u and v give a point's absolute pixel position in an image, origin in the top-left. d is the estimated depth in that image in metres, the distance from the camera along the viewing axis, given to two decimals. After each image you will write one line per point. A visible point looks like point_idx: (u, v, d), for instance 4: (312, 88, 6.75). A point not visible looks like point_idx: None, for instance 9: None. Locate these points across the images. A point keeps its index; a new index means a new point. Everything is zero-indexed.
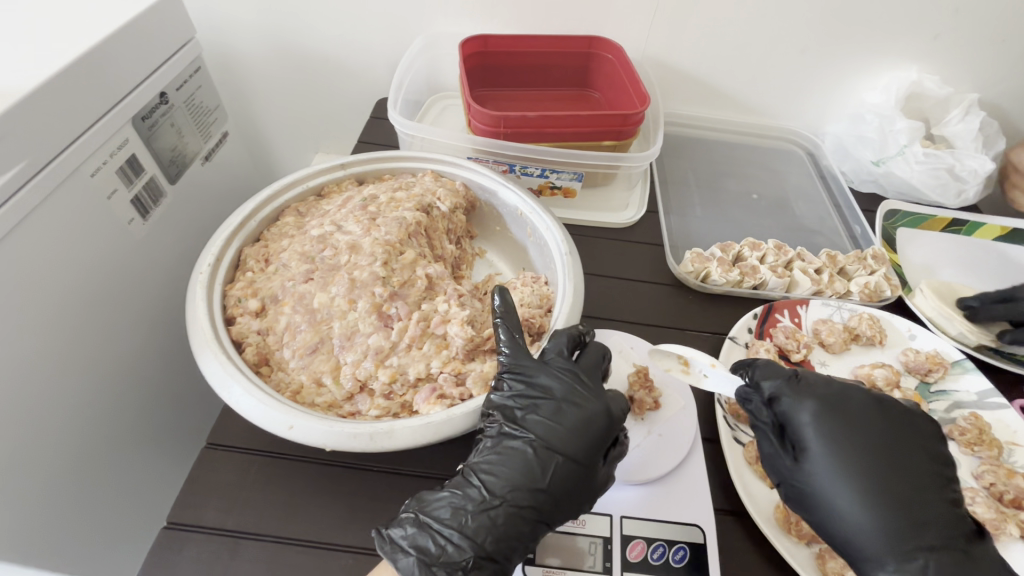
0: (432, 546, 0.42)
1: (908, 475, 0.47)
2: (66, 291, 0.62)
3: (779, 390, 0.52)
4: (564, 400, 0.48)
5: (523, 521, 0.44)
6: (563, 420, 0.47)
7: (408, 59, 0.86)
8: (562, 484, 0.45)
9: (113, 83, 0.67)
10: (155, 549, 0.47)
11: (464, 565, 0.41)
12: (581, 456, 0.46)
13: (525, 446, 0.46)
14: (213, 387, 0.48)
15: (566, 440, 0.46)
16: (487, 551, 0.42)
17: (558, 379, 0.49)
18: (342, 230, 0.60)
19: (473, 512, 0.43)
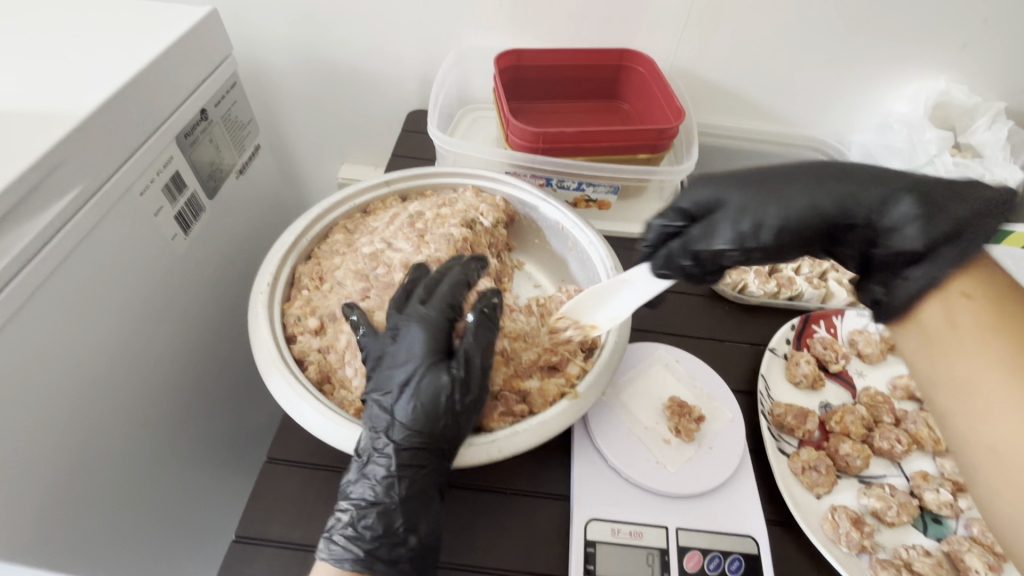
0: (333, 516, 0.46)
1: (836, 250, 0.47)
2: (118, 307, 0.64)
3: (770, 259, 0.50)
4: (404, 337, 0.50)
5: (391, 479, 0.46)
6: (409, 362, 0.49)
7: (442, 73, 0.88)
8: (416, 420, 0.47)
9: (160, 102, 0.68)
10: (227, 562, 0.48)
11: (351, 521, 0.45)
12: (425, 382, 0.47)
13: (377, 403, 0.48)
14: (284, 407, 0.49)
15: (411, 371, 0.48)
16: (381, 498, 0.46)
17: (415, 329, 0.50)
18: (393, 247, 0.62)
19: (355, 474, 0.47)
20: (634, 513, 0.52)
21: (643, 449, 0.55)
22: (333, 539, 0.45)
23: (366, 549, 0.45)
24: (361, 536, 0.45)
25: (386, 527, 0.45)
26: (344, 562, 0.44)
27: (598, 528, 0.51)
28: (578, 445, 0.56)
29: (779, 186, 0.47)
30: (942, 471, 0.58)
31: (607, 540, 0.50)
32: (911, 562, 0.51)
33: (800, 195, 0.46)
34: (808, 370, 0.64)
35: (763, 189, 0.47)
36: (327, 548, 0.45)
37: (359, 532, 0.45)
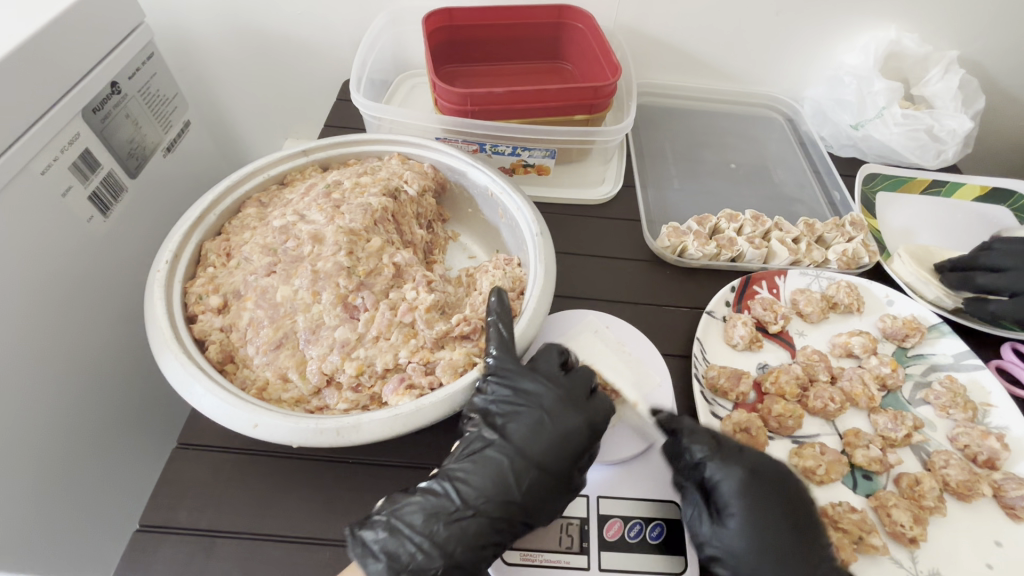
0: (400, 550, 0.43)
1: (768, 514, 0.46)
2: (24, 297, 0.60)
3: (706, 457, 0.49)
4: (555, 417, 0.48)
5: (499, 530, 0.45)
6: (543, 434, 0.48)
7: (371, 36, 0.83)
8: (539, 497, 0.46)
9: (60, 72, 0.63)
10: (128, 551, 0.46)
11: (434, 572, 0.42)
12: (564, 473, 0.47)
13: (501, 456, 0.47)
14: (175, 387, 0.47)
15: (541, 451, 0.47)
16: (466, 562, 0.44)
17: (553, 402, 0.49)
18: (305, 219, 0.58)
19: (445, 520, 0.44)
20: None
21: None
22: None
23: None
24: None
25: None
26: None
27: None
28: None
29: (772, 519, 0.46)
30: (875, 427, 0.58)
31: None
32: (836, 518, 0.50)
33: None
34: (744, 333, 0.62)
35: (768, 515, 0.46)
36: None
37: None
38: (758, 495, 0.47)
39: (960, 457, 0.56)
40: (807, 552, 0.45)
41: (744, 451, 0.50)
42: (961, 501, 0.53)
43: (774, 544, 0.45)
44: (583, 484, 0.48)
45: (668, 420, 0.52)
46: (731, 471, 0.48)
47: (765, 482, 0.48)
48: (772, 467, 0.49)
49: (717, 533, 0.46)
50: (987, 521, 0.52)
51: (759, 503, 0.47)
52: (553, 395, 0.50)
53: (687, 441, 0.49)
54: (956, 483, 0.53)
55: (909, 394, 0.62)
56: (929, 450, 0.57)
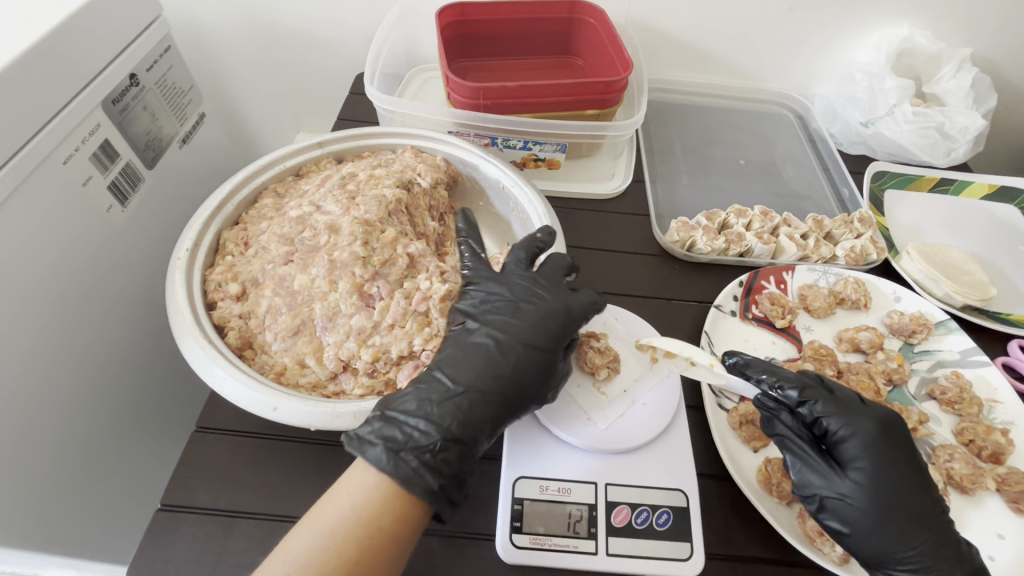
0: (398, 433, 0.44)
1: (897, 471, 0.47)
2: (43, 283, 0.61)
3: (824, 412, 0.49)
4: (521, 313, 0.51)
5: (487, 405, 0.47)
6: (522, 317, 0.51)
7: (385, 30, 0.83)
8: (517, 383, 0.48)
9: (80, 63, 0.64)
10: (149, 530, 0.48)
11: (430, 447, 0.44)
12: (536, 354, 0.49)
13: (474, 354, 0.49)
14: (197, 370, 0.48)
15: (512, 341, 0.49)
16: (462, 435, 0.45)
17: (534, 302, 0.52)
18: (321, 210, 0.59)
19: (438, 401, 0.46)
20: (565, 469, 0.51)
21: (574, 406, 0.55)
22: (403, 457, 0.43)
23: (436, 480, 0.43)
24: (438, 469, 0.43)
25: (457, 459, 0.45)
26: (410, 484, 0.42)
27: (526, 486, 0.50)
28: None
29: (898, 485, 0.47)
30: None
31: (534, 497, 0.50)
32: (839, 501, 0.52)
33: (901, 535, 0.45)
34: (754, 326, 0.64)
35: (888, 468, 0.47)
36: (392, 465, 0.42)
37: (435, 464, 0.43)
38: (887, 449, 0.48)
39: (964, 451, 0.56)
40: (926, 512, 0.46)
41: (866, 405, 0.51)
42: (965, 494, 0.54)
43: (886, 500, 0.46)
44: (564, 368, 0.51)
45: (775, 378, 0.52)
46: (859, 426, 0.49)
47: (885, 437, 0.48)
48: (895, 424, 0.50)
49: (834, 480, 0.48)
50: (991, 514, 0.53)
51: (887, 460, 0.47)
52: (526, 291, 0.53)
53: (804, 395, 0.50)
54: (960, 476, 0.53)
55: (914, 389, 0.62)
56: (933, 444, 0.58)
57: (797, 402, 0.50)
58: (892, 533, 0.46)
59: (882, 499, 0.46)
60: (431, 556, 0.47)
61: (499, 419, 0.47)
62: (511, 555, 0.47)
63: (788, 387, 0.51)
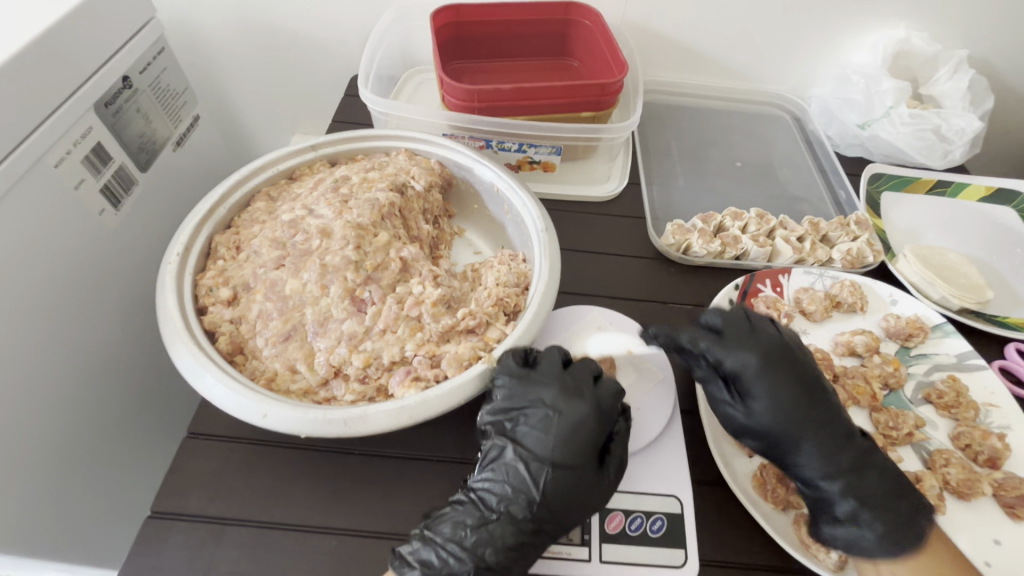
0: (433, 558, 0.44)
1: (791, 390, 0.50)
2: (35, 287, 0.60)
3: (720, 354, 0.52)
4: (560, 416, 0.48)
5: (523, 534, 0.45)
6: (552, 431, 0.47)
7: (379, 32, 0.83)
8: (560, 501, 0.46)
9: (72, 66, 0.63)
10: (139, 538, 0.47)
11: (471, 573, 0.43)
12: (580, 469, 0.47)
13: (520, 461, 0.47)
14: (186, 376, 0.48)
15: (552, 450, 0.47)
16: (497, 564, 0.44)
17: (575, 404, 0.48)
18: (314, 214, 0.59)
19: (473, 527, 0.45)
20: None
21: None
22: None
23: None
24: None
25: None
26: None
27: None
28: None
29: (797, 404, 0.50)
30: (877, 425, 0.58)
31: None
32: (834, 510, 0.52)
33: (807, 441, 0.50)
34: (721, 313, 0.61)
35: (785, 390, 0.50)
36: None
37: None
38: (784, 376, 0.51)
39: (960, 455, 0.56)
40: (826, 419, 0.50)
41: (755, 333, 0.53)
42: (962, 500, 0.53)
43: (788, 416, 0.50)
44: (596, 487, 0.47)
45: (675, 333, 0.54)
46: (747, 356, 0.51)
47: (779, 360, 0.51)
48: (783, 346, 0.52)
49: (745, 411, 0.51)
50: (988, 520, 0.52)
51: (779, 381, 0.50)
52: (556, 395, 0.49)
53: (712, 347, 0.52)
54: (956, 482, 0.53)
55: (911, 393, 0.62)
56: (930, 449, 0.57)
57: (703, 355, 0.53)
58: (802, 447, 0.49)
59: (788, 418, 0.50)
60: None
61: (536, 549, 0.45)
62: None
63: (686, 338, 0.53)
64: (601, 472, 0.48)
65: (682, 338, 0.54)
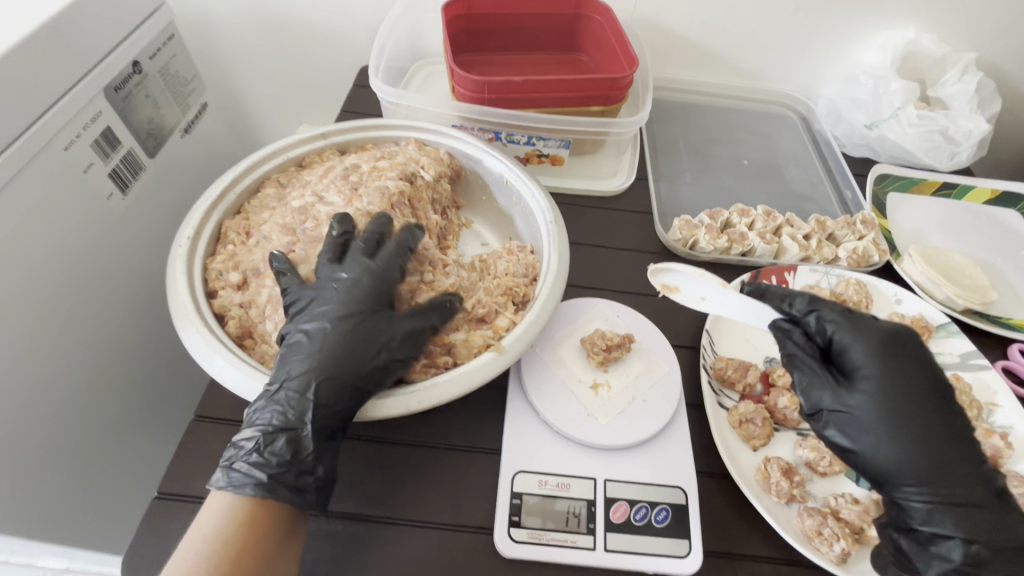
0: (233, 447, 0.43)
1: (913, 396, 0.45)
2: (41, 267, 0.60)
3: (839, 328, 0.49)
4: (330, 292, 0.50)
5: (319, 391, 0.44)
6: (331, 304, 0.49)
7: (390, 22, 0.83)
8: (342, 352, 0.46)
9: (82, 48, 0.63)
10: (146, 518, 0.47)
11: (257, 447, 0.42)
12: (360, 321, 0.48)
13: (301, 333, 0.47)
14: (196, 358, 0.48)
15: (334, 317, 0.48)
16: (289, 423, 0.43)
17: (346, 275, 0.50)
18: (323, 201, 0.59)
19: (264, 402, 0.44)
20: (564, 465, 0.51)
21: (576, 403, 0.54)
22: (233, 468, 0.42)
23: (270, 475, 0.42)
24: (267, 462, 0.42)
25: (292, 453, 0.43)
26: (245, 489, 0.41)
27: (525, 480, 0.50)
28: (511, 399, 0.56)
29: (916, 417, 0.45)
30: None
31: (533, 492, 0.50)
32: (838, 509, 0.51)
33: (909, 446, 0.44)
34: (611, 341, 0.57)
35: (903, 384, 0.46)
36: (226, 478, 0.42)
37: (264, 458, 0.42)
38: (909, 372, 0.46)
39: None
40: (948, 437, 0.45)
41: (880, 321, 0.49)
42: None
43: (903, 422, 0.44)
44: (385, 332, 0.48)
45: (789, 295, 0.52)
46: (864, 334, 0.48)
47: (894, 340, 0.47)
48: (921, 349, 0.48)
49: (840, 395, 0.47)
50: None
51: (900, 373, 0.46)
52: (344, 282, 0.50)
53: (808, 306, 0.50)
54: None
55: None
56: None
57: (806, 314, 0.50)
58: (908, 471, 0.44)
59: (894, 415, 0.45)
60: (426, 551, 0.47)
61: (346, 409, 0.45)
62: (511, 550, 0.47)
63: (835, 315, 0.49)
64: (390, 322, 0.49)
65: (800, 306, 0.50)
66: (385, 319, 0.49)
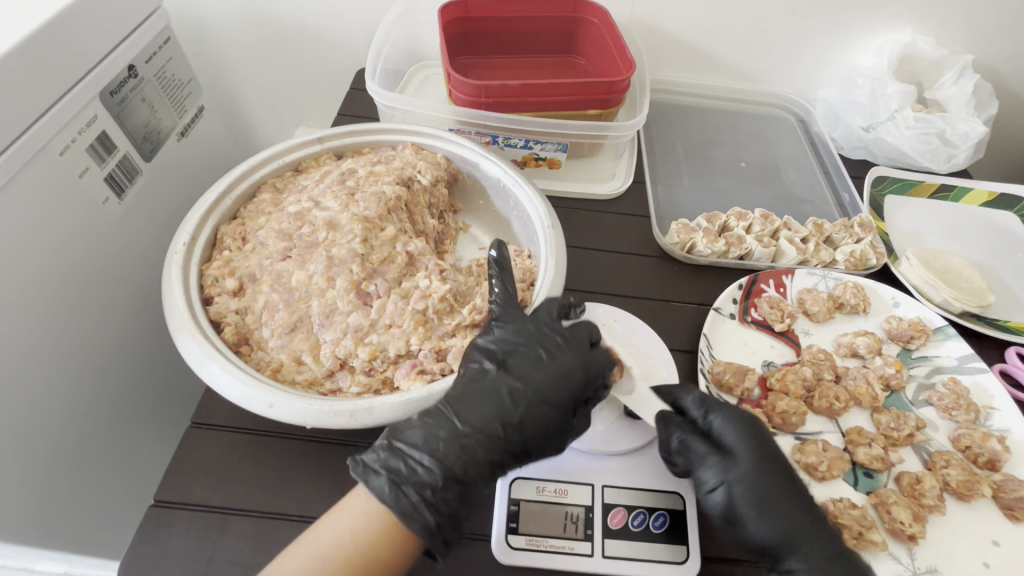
0: (402, 466, 0.44)
1: (776, 469, 0.48)
2: (35, 273, 0.60)
3: (709, 406, 0.51)
4: (557, 357, 0.50)
5: (496, 453, 0.46)
6: (541, 371, 0.49)
7: (387, 25, 0.83)
8: (533, 426, 0.47)
9: (77, 53, 0.63)
10: (141, 527, 0.47)
11: (431, 482, 0.43)
12: (559, 409, 0.49)
13: (501, 383, 0.48)
14: (191, 366, 0.48)
15: (541, 386, 0.49)
16: (465, 476, 0.45)
17: (566, 352, 0.50)
18: (320, 206, 0.59)
19: (445, 438, 0.45)
20: (562, 471, 0.51)
21: None
22: (402, 491, 0.43)
23: (437, 519, 0.43)
24: (436, 504, 0.43)
25: (453, 502, 0.44)
26: (412, 522, 0.42)
27: (523, 486, 0.50)
28: None
29: (783, 492, 0.47)
30: (878, 426, 0.58)
31: (530, 498, 0.50)
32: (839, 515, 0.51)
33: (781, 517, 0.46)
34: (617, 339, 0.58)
35: (769, 459, 0.48)
36: (393, 498, 0.42)
37: (432, 497, 0.43)
38: (768, 446, 0.49)
39: (960, 457, 0.56)
40: (809, 508, 0.47)
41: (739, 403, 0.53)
42: (962, 501, 0.54)
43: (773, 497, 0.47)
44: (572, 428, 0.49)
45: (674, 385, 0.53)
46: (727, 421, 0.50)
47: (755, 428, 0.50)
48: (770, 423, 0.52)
49: (716, 473, 0.48)
50: (987, 520, 0.53)
51: (764, 450, 0.49)
52: (547, 338, 0.51)
53: (694, 394, 0.52)
54: (956, 483, 0.54)
55: (912, 394, 0.62)
56: (931, 451, 0.58)
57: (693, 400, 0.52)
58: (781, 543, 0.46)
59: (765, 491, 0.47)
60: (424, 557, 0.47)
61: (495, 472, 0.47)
62: (508, 557, 0.47)
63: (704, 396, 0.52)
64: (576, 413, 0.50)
65: (687, 402, 0.52)
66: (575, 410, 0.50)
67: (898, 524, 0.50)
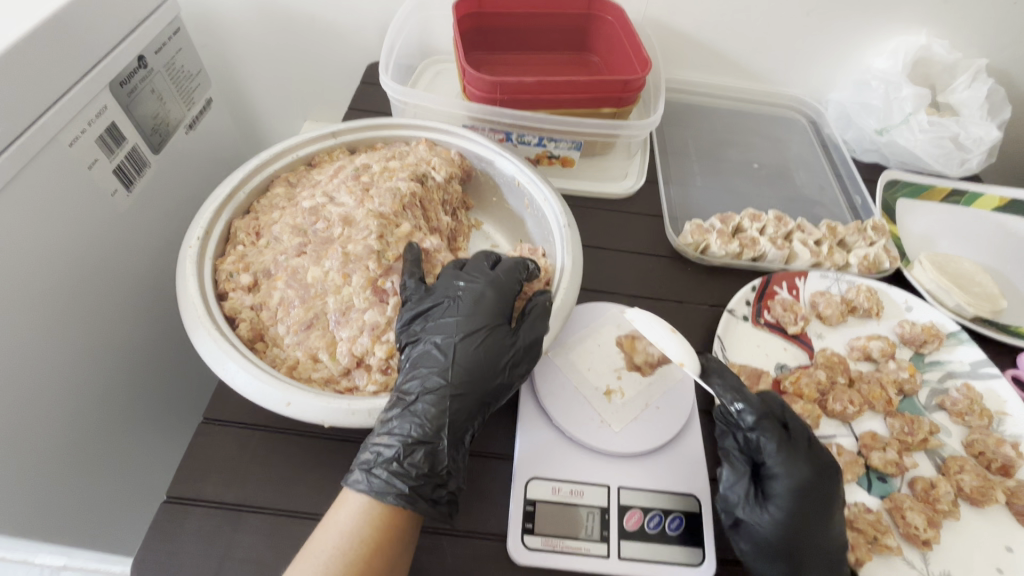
0: (369, 454, 0.45)
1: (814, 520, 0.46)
2: (44, 264, 0.59)
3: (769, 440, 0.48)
4: (462, 297, 0.52)
5: (456, 408, 0.47)
6: (456, 313, 0.51)
7: (400, 20, 0.82)
8: (474, 366, 0.48)
9: (88, 42, 0.62)
10: (154, 523, 0.47)
11: (396, 457, 0.44)
12: (484, 336, 0.50)
13: (432, 346, 0.49)
14: (209, 363, 0.48)
15: (462, 323, 0.50)
16: (428, 437, 0.45)
17: (466, 290, 0.52)
18: (335, 202, 0.58)
19: (399, 414, 0.46)
20: (578, 471, 0.51)
21: (590, 409, 0.54)
22: (373, 473, 0.44)
23: (410, 486, 0.44)
24: (407, 472, 0.44)
25: (427, 462, 0.44)
26: (387, 495, 0.43)
27: (539, 486, 0.50)
28: (524, 405, 0.55)
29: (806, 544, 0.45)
30: (891, 430, 0.58)
31: (546, 498, 0.49)
32: (903, 508, 0.52)
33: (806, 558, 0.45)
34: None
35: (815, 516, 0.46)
36: (367, 483, 0.43)
37: (405, 468, 0.44)
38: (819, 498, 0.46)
39: (974, 462, 0.56)
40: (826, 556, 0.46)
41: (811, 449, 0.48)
42: (975, 506, 0.54)
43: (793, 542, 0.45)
44: (513, 347, 0.50)
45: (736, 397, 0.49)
46: (798, 468, 0.46)
47: (818, 488, 0.46)
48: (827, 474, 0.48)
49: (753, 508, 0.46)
50: (999, 525, 0.53)
51: (811, 505, 0.46)
52: (475, 290, 0.52)
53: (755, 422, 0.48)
54: (970, 488, 0.54)
55: (925, 399, 0.62)
56: (943, 456, 0.58)
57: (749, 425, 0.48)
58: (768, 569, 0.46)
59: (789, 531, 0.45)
60: (440, 556, 0.47)
61: (468, 423, 0.47)
62: (524, 558, 0.46)
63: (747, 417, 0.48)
64: (511, 336, 0.51)
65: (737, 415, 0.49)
66: (507, 332, 0.51)
67: (912, 529, 0.50)
